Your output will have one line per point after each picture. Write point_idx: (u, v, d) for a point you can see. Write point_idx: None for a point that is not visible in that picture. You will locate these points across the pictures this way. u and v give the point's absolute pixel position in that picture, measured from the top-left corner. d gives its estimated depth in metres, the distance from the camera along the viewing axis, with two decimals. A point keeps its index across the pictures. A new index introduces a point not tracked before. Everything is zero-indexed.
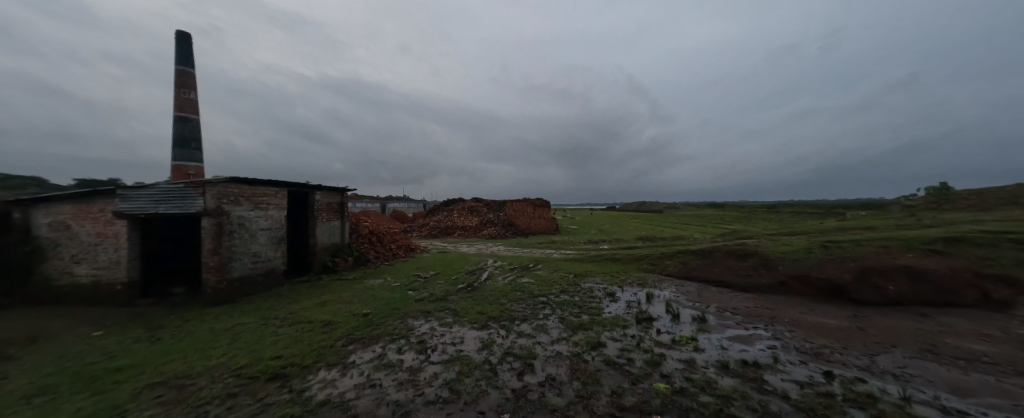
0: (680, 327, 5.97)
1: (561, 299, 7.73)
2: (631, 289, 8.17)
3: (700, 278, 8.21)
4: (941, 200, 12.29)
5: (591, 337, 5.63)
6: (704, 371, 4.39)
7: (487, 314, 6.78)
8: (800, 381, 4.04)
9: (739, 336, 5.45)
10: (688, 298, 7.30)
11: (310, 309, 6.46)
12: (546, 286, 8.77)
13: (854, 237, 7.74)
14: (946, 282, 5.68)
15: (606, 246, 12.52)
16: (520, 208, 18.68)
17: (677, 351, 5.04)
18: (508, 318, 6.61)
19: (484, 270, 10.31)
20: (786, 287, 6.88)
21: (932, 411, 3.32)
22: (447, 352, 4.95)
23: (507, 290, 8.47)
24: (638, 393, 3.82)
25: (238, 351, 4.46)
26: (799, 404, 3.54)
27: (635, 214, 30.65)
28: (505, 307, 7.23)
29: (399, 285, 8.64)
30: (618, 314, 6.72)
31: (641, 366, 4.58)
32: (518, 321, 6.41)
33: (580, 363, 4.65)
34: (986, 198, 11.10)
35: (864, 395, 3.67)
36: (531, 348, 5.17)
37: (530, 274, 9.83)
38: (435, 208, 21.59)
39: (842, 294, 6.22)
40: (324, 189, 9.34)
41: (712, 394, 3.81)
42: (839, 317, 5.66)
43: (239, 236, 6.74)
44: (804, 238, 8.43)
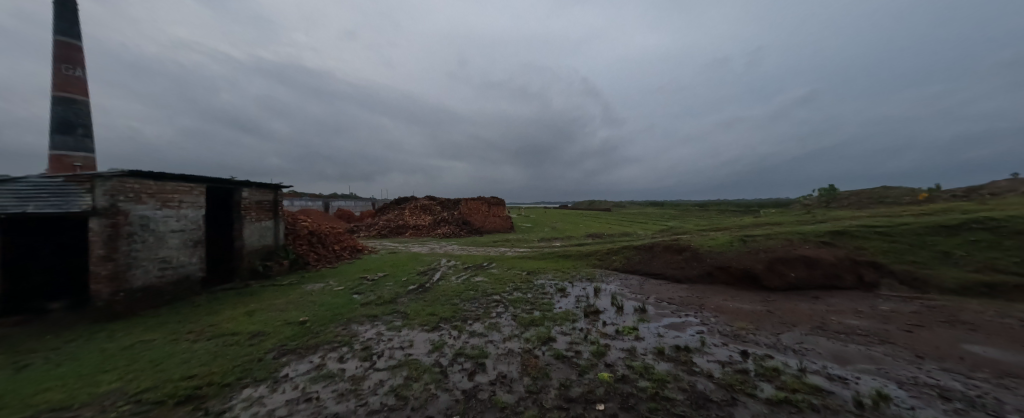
0: (623, 318, 6.36)
1: (514, 297, 7.77)
2: (580, 284, 8.52)
3: (641, 271, 8.81)
4: (830, 200, 14.52)
5: (542, 332, 5.75)
6: (643, 358, 4.70)
7: (438, 315, 6.60)
8: (722, 361, 4.51)
9: (673, 324, 5.94)
10: (631, 291, 7.80)
11: (235, 320, 5.74)
12: (499, 284, 8.76)
13: (765, 231, 8.83)
14: (832, 269, 6.71)
15: (558, 243, 12.90)
16: (475, 207, 18.53)
17: (620, 341, 5.35)
18: (460, 318, 6.50)
19: (436, 271, 10.04)
20: (712, 277, 7.64)
21: (820, 379, 3.92)
22: (395, 357, 4.72)
23: (460, 289, 8.35)
24: (584, 384, 3.97)
25: (138, 373, 3.81)
26: (720, 382, 3.94)
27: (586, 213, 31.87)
28: (457, 308, 7.11)
29: (343, 288, 8.06)
30: (568, 308, 6.95)
31: (588, 357, 4.78)
32: (470, 321, 6.32)
33: (530, 359, 4.72)
34: (861, 198, 13.36)
35: (771, 369, 4.20)
36: (482, 347, 5.12)
37: (484, 273, 9.79)
38: (385, 206, 20.53)
39: (755, 282, 7.08)
40: (252, 185, 8.38)
41: (649, 379, 4.09)
42: (753, 302, 6.44)
43: (141, 240, 5.76)
44: (727, 233, 9.43)
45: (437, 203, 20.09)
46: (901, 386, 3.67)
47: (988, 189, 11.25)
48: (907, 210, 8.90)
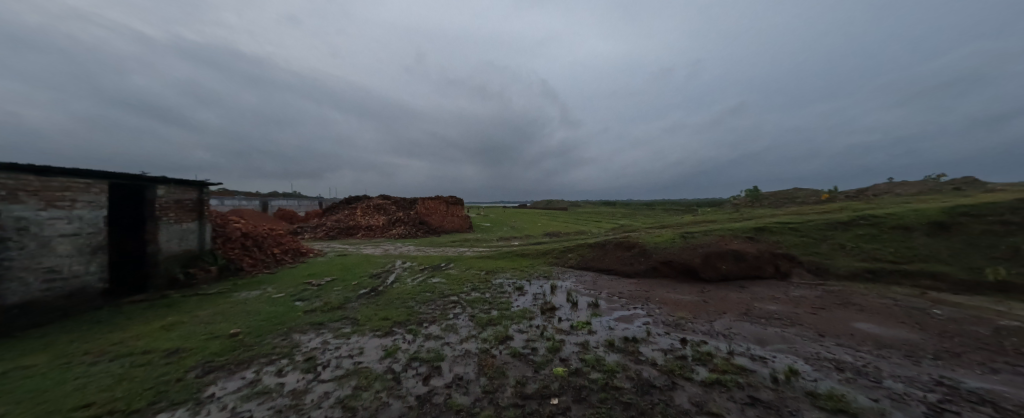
0: (577, 313, 6.58)
1: (472, 297, 7.68)
2: (537, 282, 8.69)
3: (595, 267, 9.21)
4: (755, 199, 16.38)
5: (499, 331, 5.75)
6: (596, 351, 4.90)
7: (391, 320, 6.31)
8: (664, 348, 4.86)
9: (623, 317, 6.28)
10: (585, 286, 8.11)
11: (147, 337, 4.98)
12: (457, 285, 8.60)
13: (702, 228, 9.69)
14: (756, 260, 7.54)
15: (516, 242, 13.04)
16: (432, 206, 18.09)
17: (574, 335, 5.53)
18: (415, 321, 6.28)
19: (390, 273, 9.60)
20: (657, 271, 8.21)
21: (745, 359, 4.38)
22: (342, 366, 4.42)
23: (416, 292, 8.07)
24: (539, 380, 4.03)
25: (10, 408, 3.13)
26: (663, 368, 4.24)
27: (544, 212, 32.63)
28: (412, 310, 6.86)
29: (283, 295, 7.39)
30: (525, 306, 7.03)
31: (543, 353, 4.87)
32: (425, 324, 6.13)
33: (487, 359, 4.69)
34: (779, 198, 15.25)
35: (705, 353, 4.61)
36: (437, 351, 4.99)
37: (441, 273, 9.57)
38: (334, 206, 19.18)
39: (694, 275, 7.73)
40: (170, 182, 7.36)
41: (600, 370, 4.27)
42: (691, 293, 7.02)
43: (17, 246, 4.78)
44: (670, 230, 10.19)
45: (392, 202, 19.26)
46: (807, 362, 4.23)
47: (871, 190, 13.48)
48: (813, 208, 10.31)
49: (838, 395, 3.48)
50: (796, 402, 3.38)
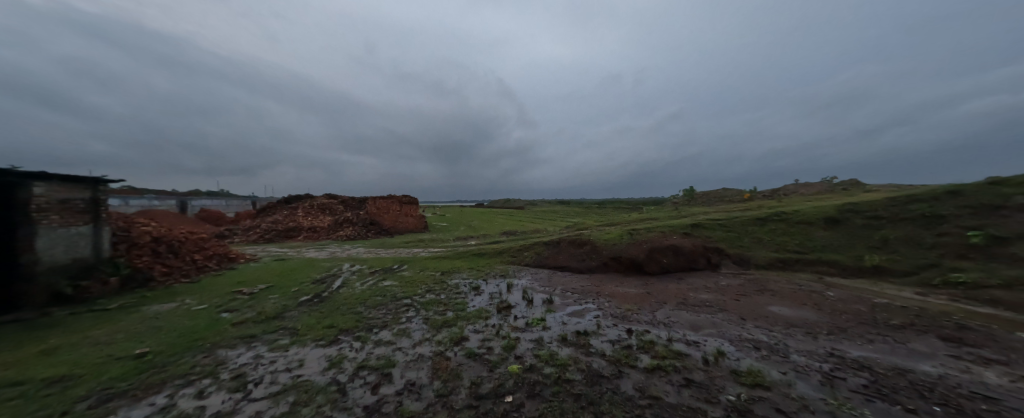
0: (532, 310, 6.69)
1: (427, 299, 7.45)
2: (494, 281, 8.69)
3: (549, 265, 9.44)
4: (691, 198, 18.01)
5: (454, 333, 5.63)
6: (550, 346, 5.01)
7: (337, 327, 5.88)
8: (612, 339, 5.12)
9: (575, 311, 6.51)
10: (540, 284, 8.27)
11: (18, 365, 4.08)
12: (410, 287, 8.28)
13: (647, 225, 10.40)
14: (692, 253, 8.26)
15: (473, 242, 12.95)
16: (385, 206, 17.30)
17: (529, 332, 5.61)
18: (364, 328, 5.92)
19: (337, 278, 8.96)
20: (607, 266, 8.64)
21: (682, 345, 4.77)
22: (278, 381, 4.01)
23: (365, 296, 7.62)
24: (494, 379, 4.01)
25: None
26: (611, 358, 4.47)
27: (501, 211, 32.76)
28: (361, 316, 6.46)
29: (207, 307, 6.54)
30: (481, 306, 6.98)
31: (499, 352, 4.86)
32: (376, 330, 5.80)
33: (441, 361, 4.56)
34: (711, 197, 16.94)
35: (648, 342, 4.94)
36: (387, 357, 4.73)
37: (393, 276, 9.15)
38: (272, 206, 17.44)
39: (640, 269, 8.26)
40: (51, 178, 6.12)
41: (553, 365, 4.37)
42: (637, 286, 7.50)
43: None
44: (619, 228, 10.79)
45: (340, 202, 18.01)
46: (732, 343, 4.73)
47: (782, 190, 15.56)
48: (738, 206, 11.57)
49: (755, 371, 3.93)
50: (723, 380, 3.76)
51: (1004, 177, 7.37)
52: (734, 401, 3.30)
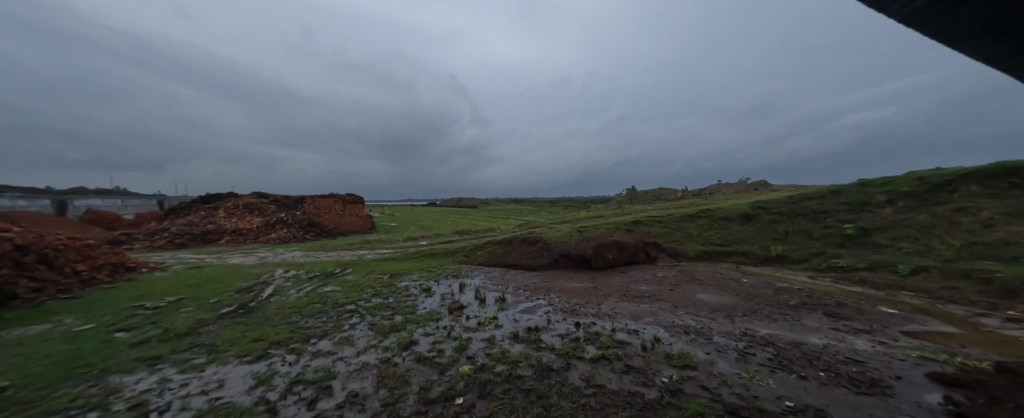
0: (485, 309, 6.65)
1: (372, 304, 7.01)
2: (446, 281, 8.49)
3: (502, 263, 9.49)
4: (634, 197, 19.40)
5: (402, 337, 5.36)
6: (501, 344, 5.01)
7: (266, 340, 5.26)
8: (561, 333, 5.29)
9: (527, 308, 6.60)
10: (493, 282, 8.27)
11: None
12: (354, 292, 7.73)
13: (594, 223, 10.94)
14: (634, 248, 8.86)
15: (424, 242, 12.55)
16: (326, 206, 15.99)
17: (481, 332, 5.55)
18: (299, 338, 5.37)
19: (267, 286, 8.05)
20: (557, 263, 8.91)
21: (624, 334, 5.08)
22: (189, 407, 3.47)
23: (302, 304, 6.96)
24: (444, 382, 3.88)
25: None
26: (560, 352, 4.60)
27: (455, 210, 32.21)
28: (296, 326, 5.88)
29: (94, 327, 5.45)
30: (432, 308, 6.76)
31: (450, 354, 4.73)
32: (313, 340, 5.30)
33: (388, 369, 4.30)
34: (651, 195, 18.39)
35: (594, 333, 5.18)
36: (326, 369, 4.35)
37: (335, 281, 8.49)
38: (185, 206, 15.09)
39: (587, 264, 8.65)
40: None
41: (505, 362, 4.37)
42: (586, 281, 7.85)
43: None
44: (568, 225, 11.20)
45: (272, 202, 16.27)
46: (667, 329, 5.14)
47: (708, 189, 17.47)
48: (673, 204, 12.68)
49: (686, 353, 4.32)
50: (658, 364, 4.07)
51: (868, 179, 9.04)
52: (667, 382, 3.59)
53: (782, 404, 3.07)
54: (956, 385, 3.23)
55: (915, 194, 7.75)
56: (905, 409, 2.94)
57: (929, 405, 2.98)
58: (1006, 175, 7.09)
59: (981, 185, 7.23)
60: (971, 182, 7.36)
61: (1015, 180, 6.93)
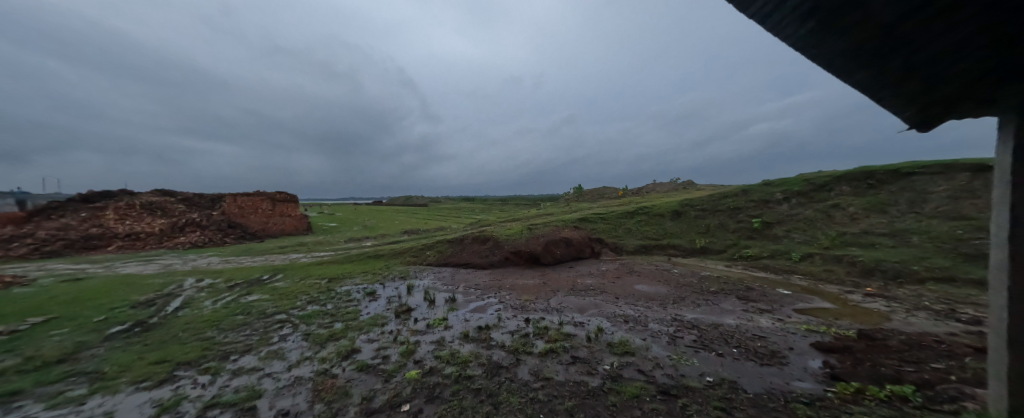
0: (434, 311, 6.44)
1: (307, 312, 6.38)
2: (392, 284, 8.08)
3: (452, 263, 9.31)
4: (581, 195, 20.39)
5: (342, 346, 4.94)
6: (451, 345, 4.88)
7: (171, 361, 4.46)
8: (511, 330, 5.32)
9: (478, 307, 6.53)
10: (443, 283, 8.06)
11: None
12: (285, 300, 6.97)
13: (544, 220, 11.24)
14: (580, 244, 9.25)
15: (369, 243, 11.84)
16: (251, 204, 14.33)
17: (430, 334, 5.35)
18: (215, 356, 4.65)
19: (174, 298, 6.90)
20: (508, 260, 8.98)
21: (570, 327, 5.28)
22: None
23: (221, 316, 6.10)
24: (389, 390, 3.65)
25: None
26: (510, 348, 4.62)
27: (404, 209, 30.89)
28: (212, 341, 5.13)
29: None
30: (377, 313, 6.36)
31: (396, 359, 4.46)
32: (233, 357, 4.64)
33: (324, 381, 3.91)
34: (596, 193, 19.48)
35: (543, 328, 5.30)
36: (249, 389, 3.82)
37: (263, 288, 7.59)
38: (54, 207, 12.16)
39: (537, 261, 8.84)
40: None
41: (454, 363, 4.25)
42: (536, 277, 8.03)
43: None
44: (519, 223, 11.37)
45: (182, 202, 14.03)
46: (609, 320, 5.44)
47: (646, 188, 19.03)
48: (615, 202, 13.53)
49: (625, 340, 4.61)
50: (601, 353, 4.29)
51: (771, 180, 10.56)
52: (609, 369, 3.80)
53: (704, 380, 3.43)
54: (831, 351, 3.90)
55: (804, 193, 9.23)
56: (796, 375, 3.47)
57: (813, 369, 3.55)
58: (865, 178, 8.77)
59: (849, 185, 8.84)
60: (843, 183, 8.96)
61: (871, 181, 8.60)
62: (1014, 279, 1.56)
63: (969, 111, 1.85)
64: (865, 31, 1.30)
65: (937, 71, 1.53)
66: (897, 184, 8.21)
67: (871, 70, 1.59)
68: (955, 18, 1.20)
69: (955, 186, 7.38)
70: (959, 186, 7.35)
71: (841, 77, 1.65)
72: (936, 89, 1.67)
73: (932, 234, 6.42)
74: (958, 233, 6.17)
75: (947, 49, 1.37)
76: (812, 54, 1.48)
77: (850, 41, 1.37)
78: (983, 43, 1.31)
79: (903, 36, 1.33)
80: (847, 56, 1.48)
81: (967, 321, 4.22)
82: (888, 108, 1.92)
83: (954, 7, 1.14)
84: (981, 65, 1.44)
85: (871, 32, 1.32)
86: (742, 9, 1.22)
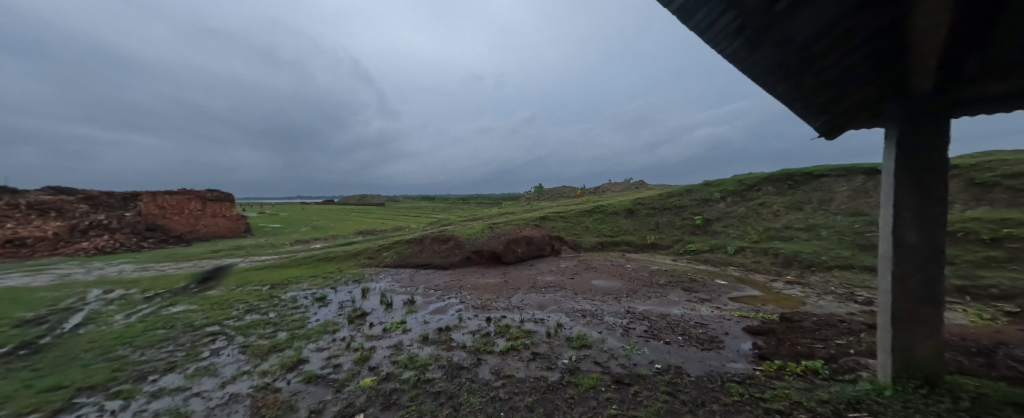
0: (391, 314, 6.16)
1: (245, 322, 5.77)
2: (345, 288, 7.60)
3: (411, 264, 9.00)
4: (542, 194, 20.82)
5: (287, 357, 4.53)
6: (409, 349, 4.69)
7: (68, 387, 3.77)
8: (472, 330, 5.25)
9: (437, 308, 6.36)
10: (401, 285, 7.76)
11: None
12: (218, 310, 6.24)
13: (505, 219, 11.30)
14: (541, 242, 9.42)
15: (320, 245, 11.06)
16: (173, 202, 12.61)
17: (387, 338, 5.11)
18: (128, 378, 4.02)
19: (72, 313, 5.86)
20: (469, 260, 8.87)
21: (531, 324, 5.34)
22: None
23: (137, 331, 5.31)
24: (341, 400, 3.42)
25: None
26: (470, 348, 4.56)
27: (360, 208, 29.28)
28: (125, 360, 4.43)
29: None
30: (327, 319, 5.95)
31: (349, 368, 4.19)
32: (152, 377, 4.05)
33: (265, 397, 3.56)
34: (556, 193, 20.03)
35: (504, 326, 5.30)
36: (171, 412, 3.35)
37: (191, 298, 6.74)
38: None
39: (498, 259, 8.85)
40: None
41: (412, 367, 4.08)
42: (497, 276, 8.02)
43: None
44: (480, 222, 11.32)
45: (84, 202, 11.98)
46: (568, 316, 5.59)
47: (603, 187, 19.94)
48: (574, 201, 13.99)
49: (583, 334, 4.77)
50: (560, 348, 4.40)
51: (711, 181, 11.58)
52: (568, 363, 3.90)
53: (653, 367, 3.65)
54: (759, 333, 4.37)
55: (738, 192, 10.24)
56: (731, 357, 3.83)
57: (745, 351, 3.95)
58: (786, 179, 9.95)
59: (773, 185, 9.98)
60: (768, 184, 10.09)
61: (791, 182, 9.78)
62: (902, 268, 1.83)
63: (865, 121, 2.15)
64: (787, 49, 1.43)
65: (839, 86, 1.76)
66: (811, 185, 9.42)
67: (791, 84, 1.77)
68: (856, 40, 1.37)
69: (853, 187, 8.65)
70: (856, 186, 8.63)
71: (766, 90, 1.82)
72: (841, 101, 1.91)
73: (837, 228, 7.46)
74: (856, 227, 7.23)
75: (850, 65, 1.56)
76: (742, 66, 1.61)
77: (776, 56, 1.50)
78: (877, 62, 1.51)
79: (815, 54, 1.49)
80: (771, 70, 1.63)
81: (863, 302, 4.95)
82: (804, 118, 2.17)
83: (857, 30, 1.30)
84: (873, 82, 1.68)
85: (790, 51, 1.46)
86: (684, 22, 1.28)
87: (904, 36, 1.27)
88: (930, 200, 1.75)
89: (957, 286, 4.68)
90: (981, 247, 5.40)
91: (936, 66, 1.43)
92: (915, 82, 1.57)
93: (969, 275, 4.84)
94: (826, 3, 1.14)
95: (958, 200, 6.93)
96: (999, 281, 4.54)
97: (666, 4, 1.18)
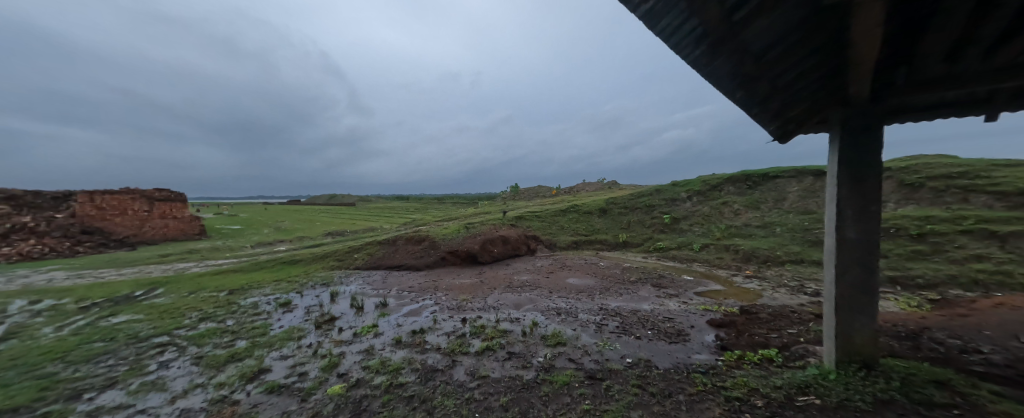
0: (362, 318, 5.94)
1: (200, 331, 5.36)
2: (312, 292, 7.24)
3: (383, 265, 8.74)
4: (518, 193, 20.91)
5: (247, 366, 4.25)
6: (381, 353, 4.54)
7: None
8: (447, 332, 5.16)
9: (411, 311, 6.21)
10: (372, 287, 7.50)
11: None
12: (168, 319, 5.75)
13: (481, 219, 11.24)
14: (516, 241, 9.45)
15: (285, 247, 10.50)
16: (115, 202, 11.48)
17: (357, 343, 4.91)
18: (59, 397, 3.61)
19: None
20: (444, 260, 8.72)
21: (506, 324, 5.33)
22: None
23: (71, 344, 4.78)
24: (307, 410, 3.25)
25: None
26: (445, 350, 4.48)
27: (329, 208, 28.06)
28: (55, 378, 3.97)
29: None
30: (293, 325, 5.64)
31: (315, 376, 3.99)
32: (88, 395, 3.65)
33: (222, 410, 3.32)
34: (532, 192, 20.22)
35: (479, 326, 5.25)
36: None
37: (137, 307, 6.17)
38: None
39: (474, 259, 8.77)
40: None
41: (384, 372, 3.95)
42: (472, 276, 7.94)
43: None
44: (455, 222, 11.19)
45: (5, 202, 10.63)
46: (543, 314, 5.63)
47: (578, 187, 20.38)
48: (550, 200, 14.15)
49: (558, 332, 4.82)
50: (536, 346, 4.42)
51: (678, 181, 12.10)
52: (543, 361, 3.93)
53: (625, 361, 3.77)
54: (722, 325, 4.61)
55: (703, 192, 10.78)
56: (696, 348, 4.02)
57: (709, 343, 4.16)
58: (746, 179, 10.59)
59: (734, 185, 10.59)
60: (729, 184, 10.70)
61: (750, 182, 10.42)
62: (844, 261, 1.99)
63: (813, 126, 2.33)
64: (745, 56, 1.50)
65: (790, 93, 1.89)
66: (767, 185, 10.09)
67: (749, 89, 1.86)
68: (804, 50, 1.46)
69: (803, 187, 9.35)
70: (806, 186, 9.34)
71: (726, 95, 1.90)
72: (793, 106, 2.05)
73: (790, 225, 8.03)
74: (806, 224, 7.83)
75: (800, 73, 1.66)
76: (705, 71, 1.67)
77: (734, 63, 1.58)
78: (823, 70, 1.62)
79: (769, 62, 1.58)
80: (731, 76, 1.71)
81: (812, 293, 5.37)
82: (761, 122, 2.30)
83: (805, 41, 1.38)
84: (819, 89, 1.81)
85: (746, 58, 1.54)
86: (651, 26, 1.31)
87: (845, 47, 1.37)
88: (866, 200, 1.93)
89: (890, 276, 5.19)
90: (910, 241, 6.02)
91: (871, 78, 1.56)
92: (855, 92, 1.71)
93: (900, 267, 5.38)
94: (779, 14, 1.20)
95: (891, 199, 7.68)
96: (925, 272, 5.08)
97: (631, 8, 1.20)
